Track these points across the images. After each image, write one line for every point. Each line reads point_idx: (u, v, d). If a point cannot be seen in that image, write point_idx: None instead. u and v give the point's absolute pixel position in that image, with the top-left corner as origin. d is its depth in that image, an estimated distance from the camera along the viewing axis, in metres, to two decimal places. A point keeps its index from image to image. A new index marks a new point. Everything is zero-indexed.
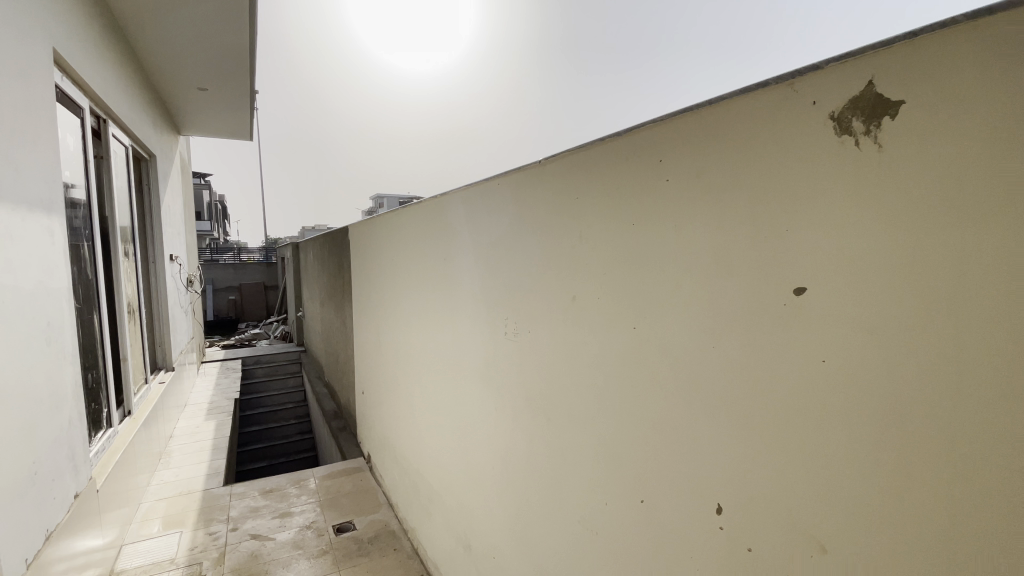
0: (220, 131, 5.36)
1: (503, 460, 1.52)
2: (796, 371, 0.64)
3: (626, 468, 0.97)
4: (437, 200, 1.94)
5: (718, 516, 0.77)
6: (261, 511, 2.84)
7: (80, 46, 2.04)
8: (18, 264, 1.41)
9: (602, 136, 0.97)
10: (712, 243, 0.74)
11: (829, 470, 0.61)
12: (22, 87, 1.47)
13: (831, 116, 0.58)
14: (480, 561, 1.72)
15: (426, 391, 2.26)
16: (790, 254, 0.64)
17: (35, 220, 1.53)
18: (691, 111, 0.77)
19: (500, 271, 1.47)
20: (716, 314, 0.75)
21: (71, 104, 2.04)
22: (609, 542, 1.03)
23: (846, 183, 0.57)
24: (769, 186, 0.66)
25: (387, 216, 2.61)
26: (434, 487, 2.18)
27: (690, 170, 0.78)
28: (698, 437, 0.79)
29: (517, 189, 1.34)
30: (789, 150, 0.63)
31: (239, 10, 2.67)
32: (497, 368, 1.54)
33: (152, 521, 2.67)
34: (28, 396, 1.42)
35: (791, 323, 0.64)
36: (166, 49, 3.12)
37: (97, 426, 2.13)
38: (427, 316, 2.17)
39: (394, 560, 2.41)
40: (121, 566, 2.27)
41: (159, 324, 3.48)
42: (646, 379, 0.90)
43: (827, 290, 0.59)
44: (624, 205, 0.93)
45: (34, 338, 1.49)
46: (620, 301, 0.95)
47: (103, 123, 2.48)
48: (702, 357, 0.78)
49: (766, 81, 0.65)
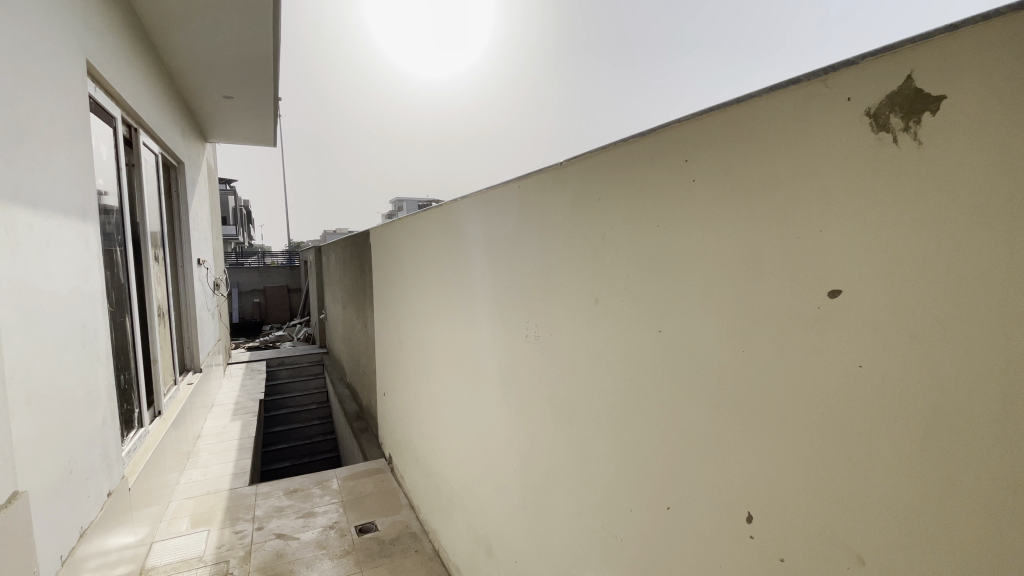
0: (246, 138, 5.49)
1: (526, 465, 1.51)
2: (832, 376, 0.61)
3: (653, 474, 0.95)
4: (457, 203, 1.96)
5: (749, 525, 0.75)
6: (285, 511, 2.88)
7: (112, 57, 2.11)
8: (55, 269, 1.47)
9: (626, 136, 0.96)
10: (742, 244, 0.73)
11: (868, 480, 0.59)
12: (58, 99, 1.53)
13: (868, 112, 0.56)
14: (502, 564, 1.71)
15: (446, 393, 2.27)
16: (822, 254, 0.61)
17: (70, 226, 1.59)
18: (718, 109, 0.76)
19: (520, 272, 1.47)
20: (744, 316, 0.73)
21: (104, 113, 2.12)
22: (635, 549, 1.01)
23: (883, 179, 0.55)
24: (800, 185, 0.64)
25: (408, 220, 2.65)
26: (455, 489, 2.19)
27: (718, 171, 0.76)
28: (727, 443, 0.78)
29: (539, 192, 1.34)
30: (821, 148, 0.61)
31: (262, 18, 2.72)
32: (519, 371, 1.54)
33: (180, 519, 2.74)
34: (64, 398, 1.47)
35: (825, 326, 0.62)
36: (193, 59, 3.21)
37: (129, 426, 2.20)
38: (447, 318, 2.18)
39: (416, 561, 2.42)
40: (151, 564, 2.33)
41: (188, 326, 3.57)
42: (671, 383, 0.89)
43: (865, 292, 0.57)
44: (650, 206, 0.91)
45: (70, 340, 1.54)
46: (644, 303, 0.94)
47: (134, 131, 2.56)
48: (733, 362, 0.75)
49: (798, 78, 0.64)
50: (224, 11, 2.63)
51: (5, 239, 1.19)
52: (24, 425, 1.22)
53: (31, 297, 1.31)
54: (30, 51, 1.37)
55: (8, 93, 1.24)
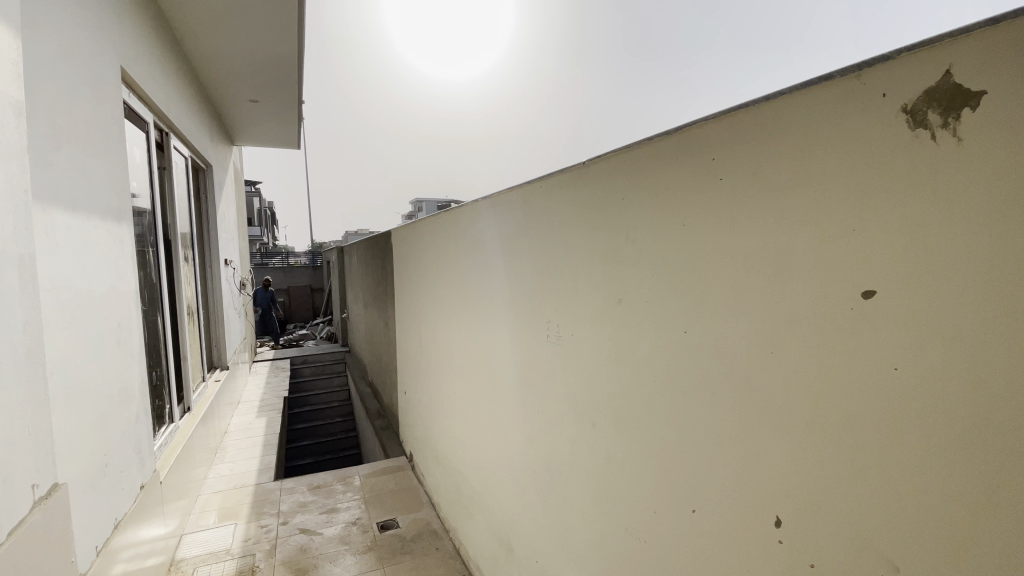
0: (271, 141, 5.60)
1: (547, 465, 1.51)
2: (865, 379, 0.60)
3: (677, 476, 0.94)
4: (479, 204, 1.97)
5: (777, 529, 0.74)
6: (308, 506, 2.94)
7: (144, 63, 2.17)
8: (92, 269, 1.52)
9: (652, 135, 0.95)
10: (773, 243, 0.71)
11: (904, 487, 0.57)
12: (95, 104, 1.59)
13: (904, 108, 0.55)
14: (523, 564, 1.71)
15: (466, 392, 2.28)
16: (856, 254, 0.60)
17: (107, 228, 1.64)
18: (747, 107, 0.75)
19: (542, 271, 1.48)
20: (774, 316, 0.72)
21: (137, 118, 2.19)
22: (658, 551, 1.01)
23: (919, 176, 0.54)
24: (832, 184, 0.63)
25: (429, 221, 2.68)
26: (476, 488, 2.20)
27: (746, 169, 0.75)
28: (755, 444, 0.77)
29: (562, 192, 1.34)
30: (854, 145, 0.60)
31: (287, 22, 2.77)
32: (540, 371, 1.54)
33: (208, 513, 2.82)
34: (101, 394, 1.52)
35: (859, 327, 0.60)
36: (220, 64, 3.29)
37: (161, 421, 2.27)
38: (468, 317, 2.20)
39: (437, 559, 2.44)
40: (181, 555, 2.40)
41: (216, 324, 3.67)
42: (697, 384, 0.88)
43: (901, 293, 0.56)
44: (676, 206, 0.90)
45: (106, 337, 1.60)
46: (670, 304, 0.93)
47: (165, 135, 2.64)
48: (761, 364, 0.74)
49: (830, 74, 0.62)
50: (251, 17, 2.69)
51: (46, 240, 1.24)
52: (63, 418, 1.27)
53: (70, 296, 1.36)
54: (68, 58, 1.42)
55: (48, 99, 1.29)
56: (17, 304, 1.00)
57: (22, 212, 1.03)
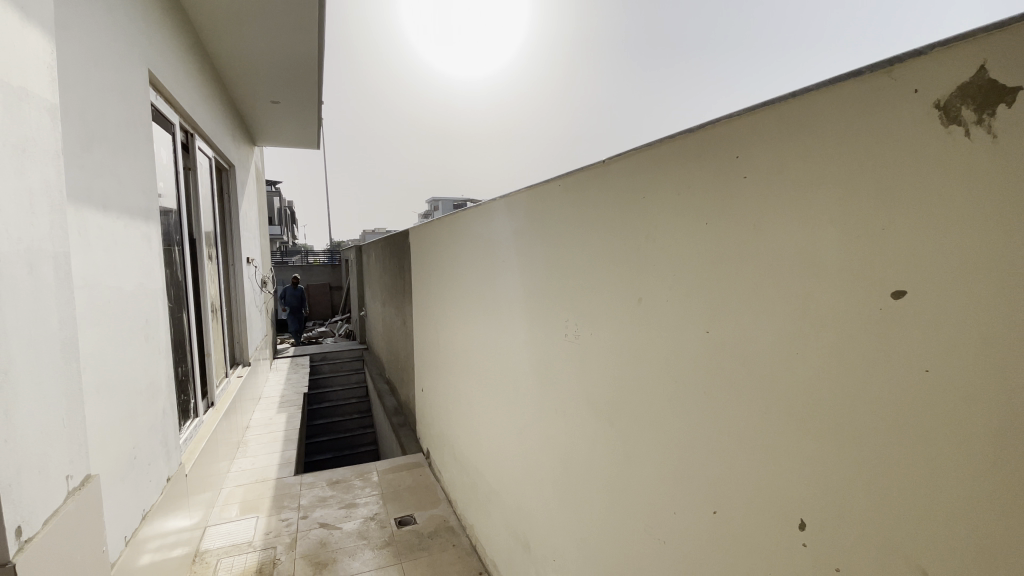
0: (292, 142, 5.69)
1: (565, 464, 1.51)
2: (895, 381, 0.59)
3: (699, 475, 0.94)
4: (496, 204, 1.98)
5: (801, 532, 0.73)
6: (328, 501, 2.98)
7: (170, 66, 2.23)
8: (122, 267, 1.57)
9: (675, 133, 0.94)
10: (798, 242, 0.70)
11: (935, 492, 0.56)
12: (124, 107, 1.64)
13: (937, 104, 0.53)
14: (541, 562, 1.71)
15: (483, 390, 2.30)
16: (886, 253, 0.59)
17: (135, 227, 1.69)
18: (772, 104, 0.74)
19: (560, 270, 1.48)
20: (800, 318, 0.71)
21: (163, 119, 2.24)
22: (678, 551, 1.00)
23: (952, 173, 0.52)
24: (861, 183, 0.61)
25: (447, 220, 2.70)
26: (493, 486, 2.21)
27: (771, 166, 0.74)
28: (778, 446, 0.76)
29: (580, 191, 1.34)
30: (884, 143, 0.59)
31: (306, 24, 2.81)
32: (557, 369, 1.54)
33: (231, 505, 2.89)
34: (130, 388, 1.57)
35: (888, 328, 0.59)
36: (243, 66, 3.36)
37: (186, 416, 2.32)
38: (485, 316, 2.21)
39: (453, 555, 2.46)
40: (205, 547, 2.47)
41: (238, 321, 3.75)
42: (720, 384, 0.87)
43: (933, 293, 0.55)
44: (697, 204, 0.90)
45: (135, 333, 1.64)
46: (691, 304, 0.93)
47: (191, 136, 2.71)
48: (785, 365, 0.74)
49: (860, 70, 0.61)
50: (271, 19, 2.73)
51: (79, 239, 1.28)
52: (95, 412, 1.31)
53: (102, 293, 1.41)
54: (98, 62, 1.46)
55: (80, 103, 1.33)
56: (54, 300, 1.04)
57: (58, 212, 1.07)
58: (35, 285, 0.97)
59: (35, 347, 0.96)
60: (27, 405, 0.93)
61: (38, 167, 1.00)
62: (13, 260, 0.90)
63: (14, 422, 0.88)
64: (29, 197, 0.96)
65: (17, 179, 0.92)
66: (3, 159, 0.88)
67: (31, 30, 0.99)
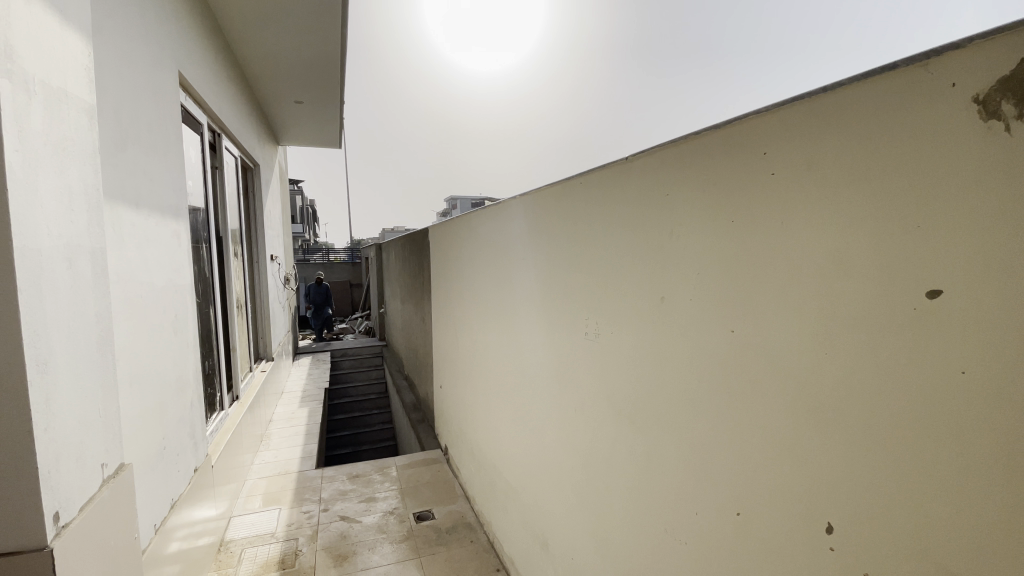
0: (315, 141, 5.79)
1: (585, 462, 1.51)
2: (929, 383, 0.58)
3: (722, 476, 0.93)
4: (516, 203, 1.99)
5: (828, 536, 0.72)
6: (348, 494, 3.03)
7: (199, 67, 2.28)
8: (153, 263, 1.62)
9: (701, 129, 0.94)
10: (829, 240, 0.69)
11: (969, 497, 0.55)
12: (155, 109, 1.69)
13: (976, 98, 0.52)
14: (559, 559, 1.71)
15: (502, 388, 2.31)
16: (921, 252, 0.57)
17: (166, 225, 1.74)
18: (802, 98, 0.73)
19: (579, 267, 1.48)
20: (829, 316, 0.69)
21: (192, 119, 2.30)
22: (700, 554, 0.99)
23: (993, 168, 0.51)
24: (895, 178, 0.60)
25: (466, 219, 2.72)
26: (511, 483, 2.22)
27: (799, 162, 0.73)
28: (805, 448, 0.75)
29: (602, 189, 1.34)
30: (919, 138, 0.57)
31: (329, 24, 2.85)
32: (577, 367, 1.54)
33: (255, 497, 2.96)
34: (160, 382, 1.62)
35: (923, 329, 0.58)
36: (268, 67, 3.42)
37: (212, 409, 2.39)
38: (503, 314, 2.22)
39: (471, 551, 2.47)
40: (230, 537, 2.53)
41: (263, 317, 3.83)
42: (744, 384, 0.86)
43: (970, 291, 0.53)
44: (724, 201, 0.89)
45: (165, 328, 1.69)
46: (715, 302, 0.92)
47: (218, 136, 2.77)
48: (813, 365, 0.72)
49: (896, 64, 0.60)
50: (295, 20, 2.78)
51: (113, 236, 1.32)
52: (128, 402, 1.36)
53: (134, 289, 1.45)
54: (131, 64, 1.50)
55: (114, 103, 1.38)
56: (91, 293, 1.08)
57: (95, 209, 1.11)
58: (74, 279, 1.01)
59: (73, 339, 1.00)
60: (66, 394, 0.96)
61: (77, 165, 1.04)
62: (53, 254, 0.94)
63: (53, 411, 0.92)
64: (68, 195, 1.00)
65: (59, 178, 0.97)
66: (44, 157, 0.92)
67: (69, 32, 1.02)
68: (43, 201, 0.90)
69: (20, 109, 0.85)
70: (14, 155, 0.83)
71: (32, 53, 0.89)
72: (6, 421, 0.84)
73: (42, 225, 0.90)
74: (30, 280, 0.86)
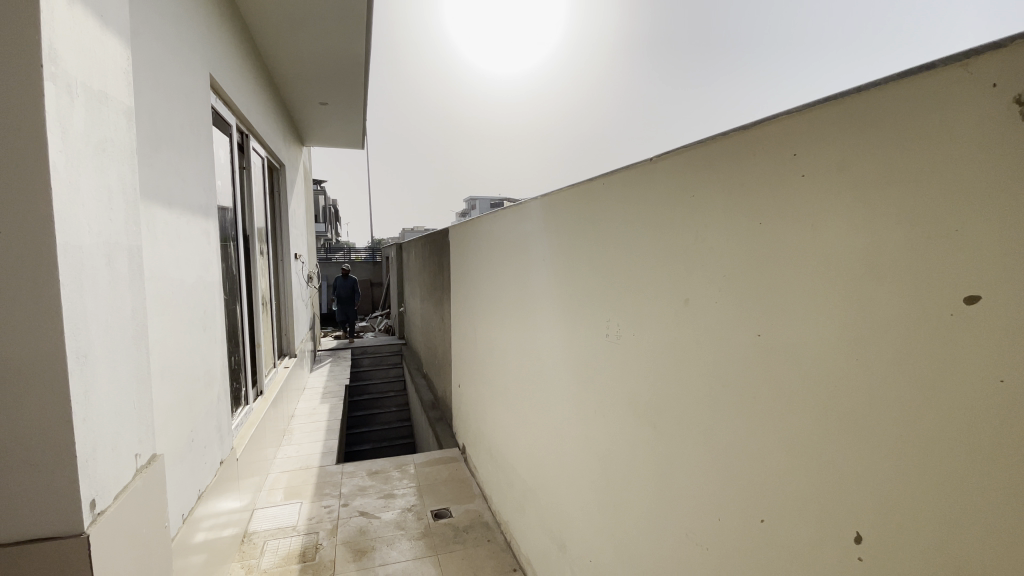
0: (338, 142, 5.89)
1: (605, 465, 1.50)
2: (963, 391, 0.56)
3: (746, 481, 0.92)
4: (537, 204, 1.99)
5: (857, 546, 0.70)
6: (368, 490, 3.08)
7: (228, 70, 2.34)
8: (184, 260, 1.66)
9: (729, 130, 0.93)
10: (861, 243, 0.68)
11: (1004, 509, 0.53)
12: (187, 111, 1.74)
13: (1018, 99, 0.51)
14: (577, 561, 1.71)
15: (521, 388, 2.31)
16: (959, 256, 0.56)
17: (196, 224, 1.79)
18: (834, 99, 0.72)
19: (601, 267, 1.47)
20: (860, 320, 0.68)
21: (222, 121, 2.37)
22: (722, 559, 0.98)
23: None
24: (931, 182, 0.59)
25: (487, 220, 2.74)
26: (529, 482, 2.22)
27: (831, 164, 0.72)
28: (833, 456, 0.73)
29: (625, 189, 1.33)
30: (957, 139, 0.56)
31: (354, 27, 2.89)
32: (597, 369, 1.53)
33: (277, 490, 3.02)
34: (190, 375, 1.66)
35: (958, 335, 0.57)
36: (294, 70, 3.49)
37: (237, 403, 2.45)
38: (523, 314, 2.22)
39: (488, 551, 2.48)
40: (253, 529, 2.59)
41: (286, 313, 3.92)
42: (772, 389, 0.85)
43: (1007, 297, 0.52)
44: (751, 202, 0.88)
45: (194, 323, 1.74)
46: (742, 306, 0.91)
47: (245, 137, 2.84)
48: (842, 370, 0.71)
49: (933, 64, 0.59)
50: (321, 24, 2.83)
51: (148, 234, 1.37)
52: (160, 394, 1.40)
53: (167, 285, 1.50)
54: (165, 67, 1.55)
55: (149, 105, 1.42)
56: (128, 290, 1.12)
57: (132, 209, 1.15)
58: (113, 276, 1.05)
59: (111, 334, 1.04)
60: (104, 387, 1.00)
61: (115, 166, 1.07)
62: (92, 251, 0.97)
63: (92, 402, 0.95)
64: (108, 194, 1.03)
65: (99, 178, 1.00)
66: (85, 158, 0.95)
67: (109, 37, 1.06)
68: (85, 201, 0.94)
69: (63, 112, 0.88)
70: (58, 155, 0.86)
71: (74, 57, 0.92)
72: (49, 409, 0.88)
73: (83, 224, 0.94)
74: (72, 276, 0.90)
